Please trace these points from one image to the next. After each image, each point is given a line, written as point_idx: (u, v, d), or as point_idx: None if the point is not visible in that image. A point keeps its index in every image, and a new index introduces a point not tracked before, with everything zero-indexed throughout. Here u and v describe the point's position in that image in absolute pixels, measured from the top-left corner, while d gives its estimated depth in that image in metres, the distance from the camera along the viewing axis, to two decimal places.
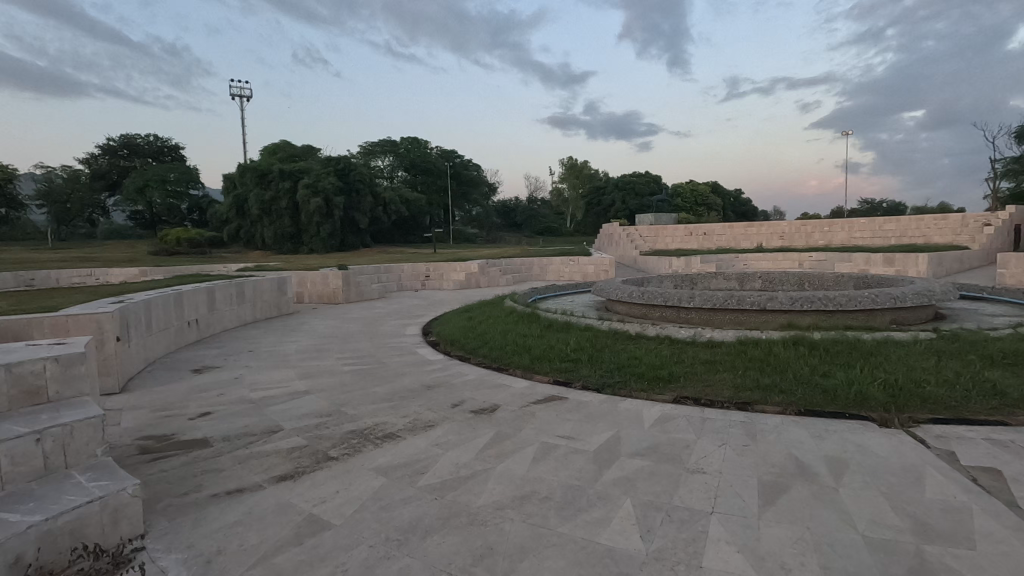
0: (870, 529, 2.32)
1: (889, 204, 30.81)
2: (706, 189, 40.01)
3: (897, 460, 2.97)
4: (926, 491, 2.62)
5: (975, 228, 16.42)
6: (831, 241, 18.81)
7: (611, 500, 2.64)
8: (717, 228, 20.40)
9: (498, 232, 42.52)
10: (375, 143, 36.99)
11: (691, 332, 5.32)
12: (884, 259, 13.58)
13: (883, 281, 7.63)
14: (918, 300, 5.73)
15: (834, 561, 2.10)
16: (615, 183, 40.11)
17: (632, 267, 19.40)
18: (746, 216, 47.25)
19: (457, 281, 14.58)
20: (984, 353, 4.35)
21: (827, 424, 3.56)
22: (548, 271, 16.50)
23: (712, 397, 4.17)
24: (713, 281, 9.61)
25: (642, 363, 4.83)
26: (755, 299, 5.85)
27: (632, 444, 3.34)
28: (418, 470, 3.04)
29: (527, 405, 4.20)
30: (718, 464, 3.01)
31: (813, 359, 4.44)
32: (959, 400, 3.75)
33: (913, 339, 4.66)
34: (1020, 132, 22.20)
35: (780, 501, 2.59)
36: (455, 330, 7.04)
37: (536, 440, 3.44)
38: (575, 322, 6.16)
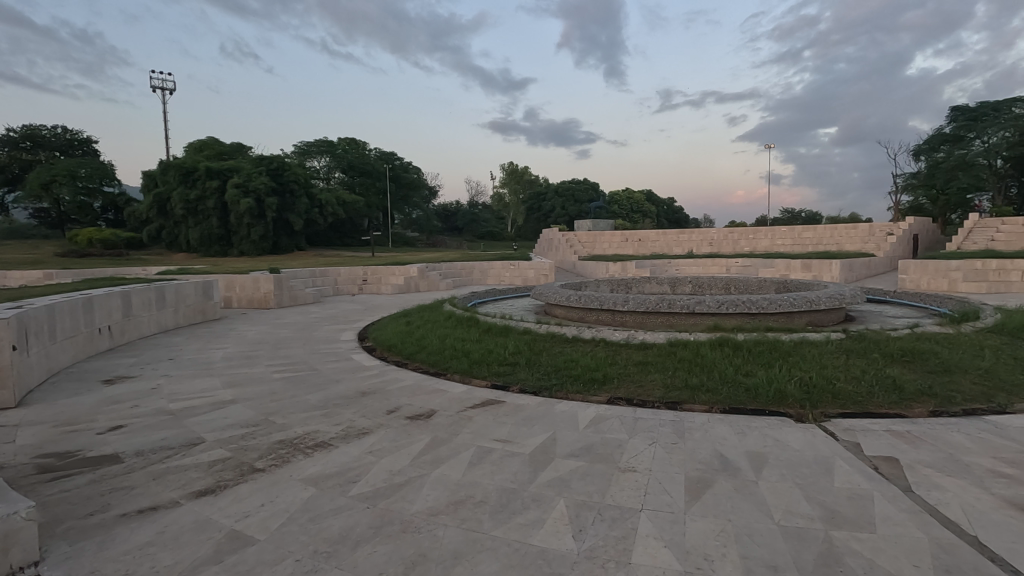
0: (785, 518, 2.47)
1: (807, 214, 33.01)
2: (642, 196, 41.51)
3: (810, 453, 3.18)
4: (836, 481, 2.82)
5: (880, 237, 17.90)
6: (755, 248, 19.90)
7: (545, 501, 2.67)
8: (651, 234, 21.10)
9: (438, 235, 42.15)
10: (310, 143, 35.65)
11: (625, 334, 5.48)
12: (802, 265, 14.56)
13: (800, 286, 8.16)
14: (831, 303, 6.17)
15: (753, 551, 2.21)
16: (555, 189, 40.77)
17: (571, 272, 19.74)
18: (678, 223, 49.35)
19: (396, 284, 14.36)
20: (887, 351, 4.74)
21: (749, 421, 3.77)
22: (489, 275, 16.56)
23: (644, 397, 4.31)
24: (647, 285, 9.96)
25: (578, 365, 4.93)
26: (685, 303, 6.10)
27: (566, 446, 3.39)
28: (350, 479, 2.95)
29: (464, 409, 4.18)
30: (649, 462, 3.11)
31: (737, 360, 4.69)
32: (864, 395, 4.07)
33: (825, 339, 5.00)
34: (916, 151, 24.40)
35: (704, 495, 2.70)
36: (392, 335, 6.91)
37: (472, 444, 3.44)
38: (513, 326, 6.19)
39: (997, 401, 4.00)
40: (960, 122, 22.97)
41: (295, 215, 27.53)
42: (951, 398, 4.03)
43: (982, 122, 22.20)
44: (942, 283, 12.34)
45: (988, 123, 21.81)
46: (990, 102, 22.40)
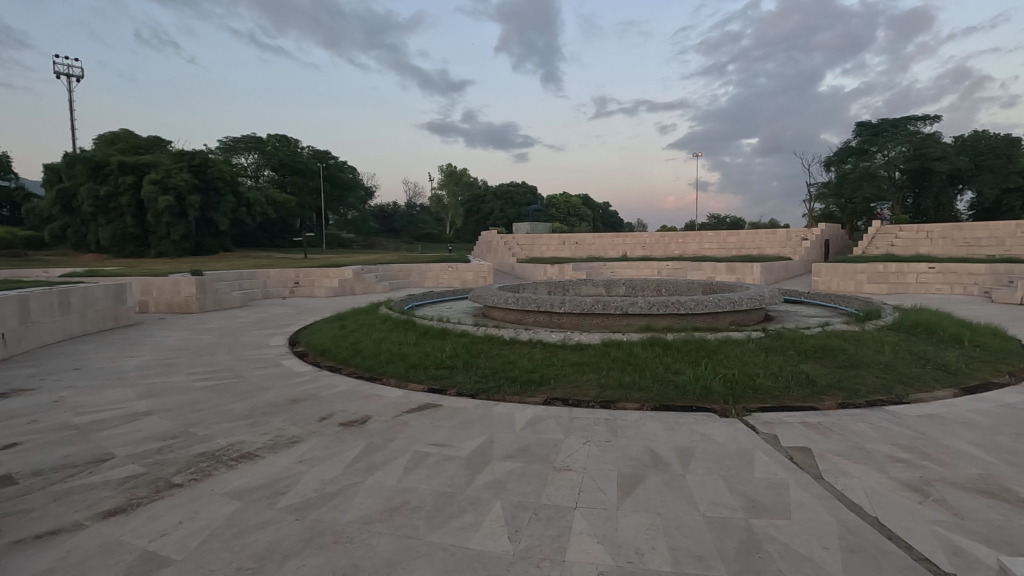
0: (710, 509, 2.59)
1: (731, 220, 34.91)
2: (578, 201, 42.45)
3: (733, 446, 3.35)
4: (756, 471, 2.99)
5: (796, 242, 19.19)
6: (685, 251, 20.81)
7: (482, 503, 2.67)
8: (588, 237, 21.60)
9: (375, 237, 41.27)
10: (237, 139, 33.85)
11: (561, 335, 5.57)
12: (727, 268, 15.38)
13: (724, 288, 8.61)
14: (753, 303, 6.56)
15: (681, 542, 2.30)
16: (493, 192, 40.72)
17: (509, 275, 19.84)
18: (613, 227, 50.84)
19: (330, 287, 13.91)
20: (801, 348, 5.08)
21: (678, 417, 3.93)
22: (427, 277, 16.38)
23: (580, 397, 4.40)
24: (583, 288, 10.20)
25: (516, 367, 4.96)
26: (618, 304, 6.28)
27: (504, 447, 3.41)
28: (278, 491, 2.82)
29: (400, 414, 4.10)
30: (583, 461, 3.17)
31: (666, 359, 4.88)
32: (781, 389, 4.35)
33: (747, 337, 5.30)
34: (828, 162, 26.36)
35: (636, 491, 2.79)
36: (325, 339, 6.68)
37: (408, 449, 3.39)
38: (451, 328, 6.17)
39: (894, 392, 4.39)
40: (864, 137, 25.03)
41: (220, 214, 26.08)
42: (856, 390, 4.38)
43: (883, 137, 24.26)
44: (850, 284, 13.41)
45: (888, 138, 23.88)
46: (889, 119, 24.51)
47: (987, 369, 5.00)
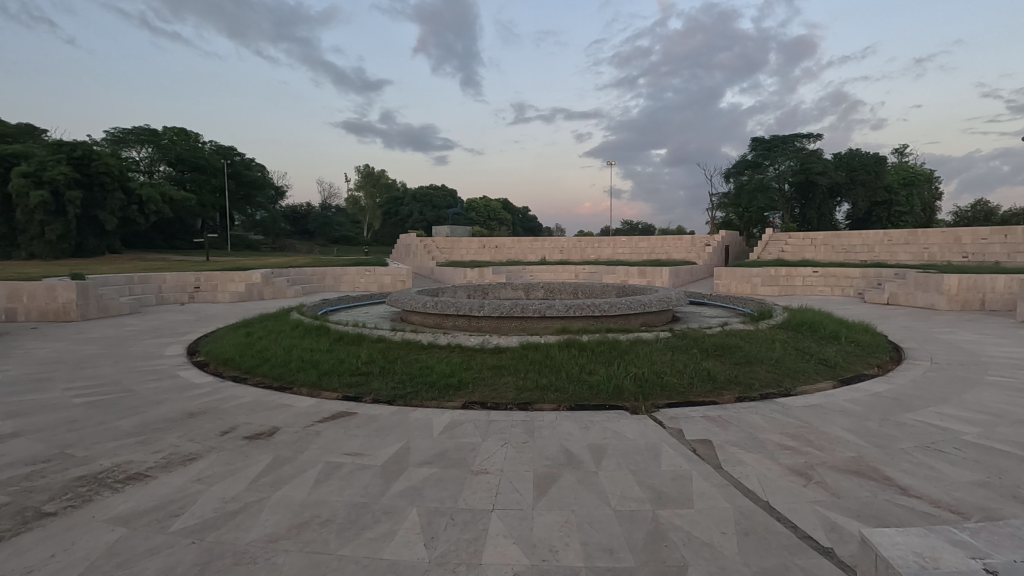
0: (620, 503, 2.70)
1: (643, 226, 36.64)
2: (498, 205, 42.79)
3: (642, 441, 3.52)
4: (662, 464, 3.16)
5: (700, 248, 20.51)
6: (600, 256, 21.56)
7: (396, 512, 2.61)
8: (507, 241, 21.81)
9: (286, 239, 39.26)
10: (127, 130, 30.90)
11: (479, 339, 5.59)
12: (639, 272, 16.11)
13: (636, 291, 9.03)
14: (661, 305, 6.92)
15: (593, 537, 2.38)
16: (412, 195, 39.88)
17: (429, 279, 19.61)
18: (532, 231, 51.72)
19: (235, 292, 13.04)
20: (703, 347, 5.43)
21: (592, 415, 4.07)
22: (342, 282, 15.81)
23: (498, 400, 4.43)
24: (502, 291, 10.28)
25: (433, 371, 4.91)
26: (536, 307, 6.40)
27: (420, 453, 3.36)
28: (172, 513, 2.61)
29: (312, 424, 3.93)
30: (500, 463, 3.20)
31: (581, 359, 5.04)
32: (686, 386, 4.63)
33: (656, 338, 5.59)
34: (728, 174, 28.40)
35: (551, 490, 2.86)
36: (229, 347, 6.25)
37: (319, 460, 3.25)
38: (367, 334, 6.00)
39: (783, 385, 4.81)
40: (758, 151, 27.16)
41: (106, 212, 23.67)
42: (751, 384, 4.75)
43: (774, 152, 26.47)
44: (746, 287, 14.50)
45: (779, 153, 26.10)
46: (779, 135, 26.78)
47: (860, 362, 5.61)
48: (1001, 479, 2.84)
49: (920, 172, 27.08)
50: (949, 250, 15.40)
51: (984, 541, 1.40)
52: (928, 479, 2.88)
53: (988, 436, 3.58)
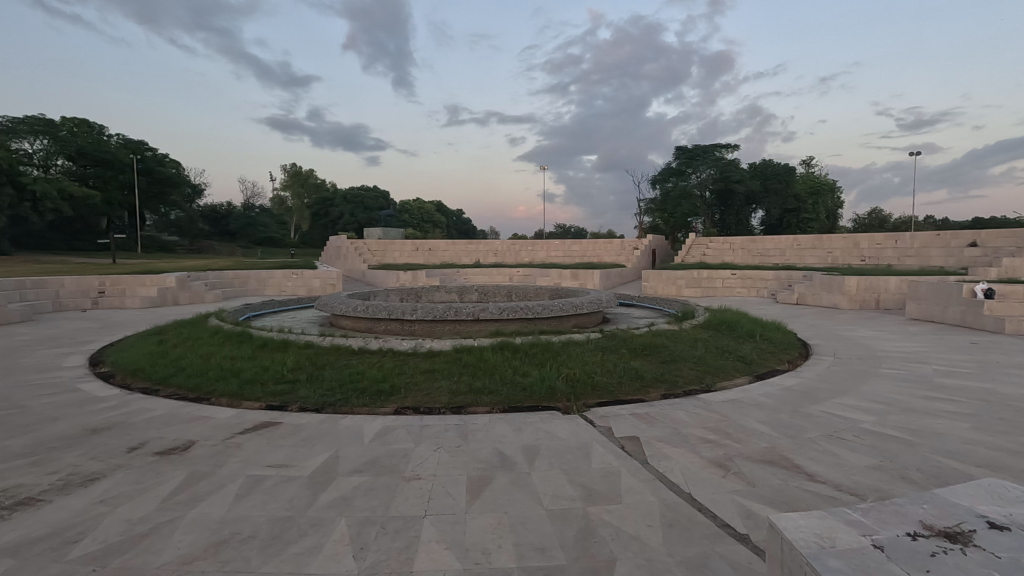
0: (552, 502, 2.74)
1: (576, 230, 37.49)
2: (432, 207, 42.38)
3: (573, 441, 3.59)
4: (592, 462, 3.25)
5: (629, 251, 21.28)
6: (534, 259, 21.82)
7: (324, 524, 2.52)
8: (441, 244, 21.61)
9: (205, 240, 36.97)
10: (18, 120, 28.01)
11: (412, 343, 5.51)
12: (571, 275, 16.45)
13: (568, 293, 9.22)
14: (592, 306, 7.09)
15: (525, 537, 2.40)
16: (343, 195, 38.61)
17: (360, 282, 19.09)
18: (467, 233, 51.62)
19: (146, 297, 12.12)
20: (632, 347, 5.62)
21: (526, 417, 4.11)
22: (267, 285, 15.10)
23: (431, 404, 4.38)
24: (437, 294, 10.18)
25: (364, 377, 4.78)
26: (470, 310, 6.40)
27: (350, 462, 3.26)
28: (70, 539, 2.38)
29: (232, 436, 3.71)
30: (433, 468, 3.17)
31: (515, 361, 5.08)
32: (616, 385, 4.77)
33: (587, 339, 5.73)
34: (654, 181, 29.62)
35: (484, 492, 2.86)
36: (138, 357, 5.80)
37: (240, 473, 3.09)
38: (293, 340, 5.75)
39: (705, 381, 5.07)
40: (682, 160, 28.51)
41: None
42: (676, 382, 4.97)
43: (697, 161, 27.87)
44: (671, 288, 15.17)
45: (701, 161, 27.51)
46: (701, 145, 28.22)
47: (773, 359, 6.01)
48: (893, 463, 3.13)
49: (824, 182, 29.42)
50: (849, 253, 16.81)
51: (873, 519, 1.53)
52: (831, 465, 3.13)
53: (881, 423, 3.94)
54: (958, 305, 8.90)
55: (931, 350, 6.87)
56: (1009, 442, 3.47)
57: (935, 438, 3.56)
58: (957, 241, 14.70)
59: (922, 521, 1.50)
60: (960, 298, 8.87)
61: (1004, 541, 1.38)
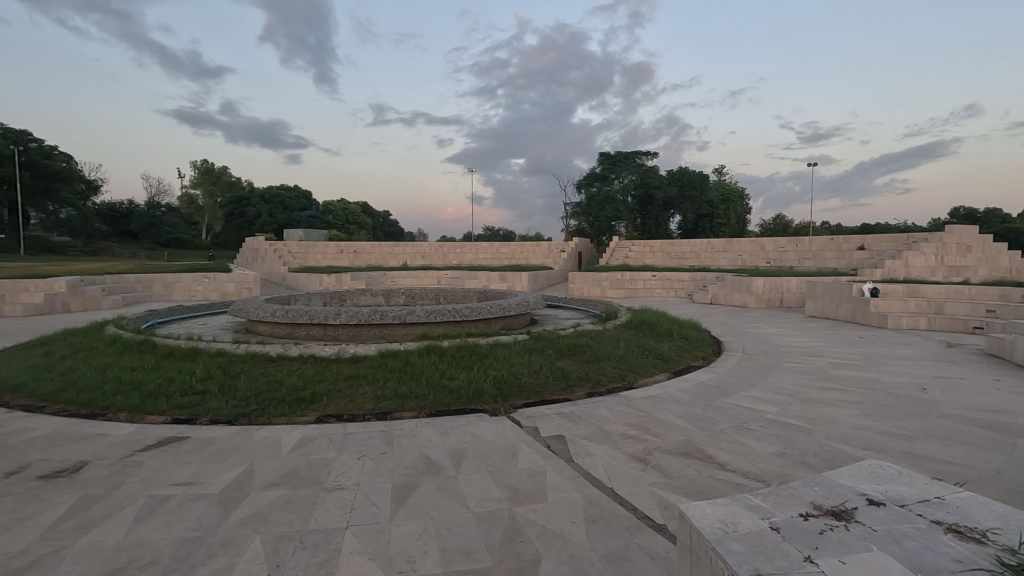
0: (479, 505, 2.73)
1: (504, 233, 37.81)
2: (356, 208, 41.12)
3: (500, 442, 3.61)
4: (519, 462, 3.28)
5: (556, 254, 21.71)
6: (462, 261, 21.74)
7: (237, 542, 2.38)
8: (367, 246, 21.05)
9: (102, 241, 33.79)
10: None
11: (335, 348, 5.33)
12: (499, 277, 16.55)
13: (497, 295, 9.25)
14: (519, 308, 7.16)
15: (451, 542, 2.38)
16: (260, 195, 36.61)
17: (280, 286, 18.19)
18: (394, 235, 50.68)
19: (30, 304, 10.88)
20: (558, 347, 5.72)
21: (453, 420, 4.08)
22: (175, 290, 14.04)
23: (355, 412, 4.24)
24: (361, 297, 9.89)
25: (283, 385, 4.56)
26: (396, 314, 6.27)
27: (265, 476, 3.09)
28: None
29: (131, 454, 3.41)
30: (356, 476, 3.07)
31: (442, 365, 5.04)
32: (542, 385, 4.84)
33: (515, 340, 5.79)
34: (579, 185, 30.41)
35: (409, 499, 2.80)
36: (18, 371, 5.19)
37: (141, 494, 2.85)
38: (203, 348, 5.39)
39: (627, 379, 5.27)
40: (605, 165, 29.45)
41: None
42: (600, 380, 5.13)
43: (619, 167, 28.95)
44: (596, 290, 15.63)
45: (623, 168, 28.58)
46: (623, 151, 29.29)
47: (689, 356, 6.34)
48: (793, 449, 3.39)
49: (734, 189, 31.46)
50: (756, 256, 18.06)
51: (771, 502, 1.65)
52: (740, 454, 3.34)
53: (784, 413, 4.26)
54: (848, 303, 9.79)
55: (826, 344, 7.51)
56: (891, 426, 3.86)
57: (830, 426, 3.89)
58: (848, 244, 16.17)
59: (813, 502, 1.63)
60: (850, 296, 9.76)
61: (880, 515, 1.53)
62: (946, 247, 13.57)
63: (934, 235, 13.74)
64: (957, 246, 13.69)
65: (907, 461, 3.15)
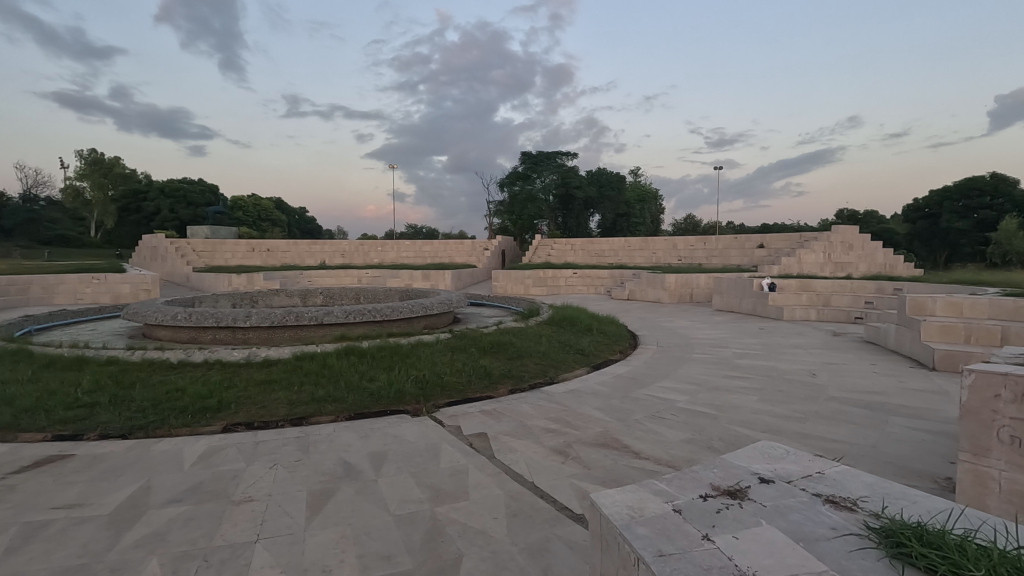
0: (399, 508, 2.69)
1: (427, 231, 37.35)
2: (269, 204, 38.90)
3: (421, 443, 3.56)
4: (441, 462, 3.25)
5: (480, 252, 21.79)
6: (384, 259, 21.24)
7: (131, 565, 2.19)
8: (281, 244, 20.03)
9: None
10: None
11: (244, 352, 5.04)
12: (423, 276, 16.34)
13: (420, 294, 9.14)
14: (442, 307, 7.10)
15: (369, 547, 2.33)
16: (159, 188, 33.69)
17: (183, 287, 16.87)
18: (311, 233, 48.60)
19: None
20: (481, 345, 5.74)
21: (372, 423, 3.98)
22: (58, 293, 12.67)
23: (267, 418, 4.03)
24: (275, 298, 9.41)
25: (186, 394, 4.25)
26: (312, 315, 6.03)
27: (164, 492, 2.86)
28: None
29: (1, 478, 3.03)
30: (268, 487, 2.92)
31: (361, 366, 4.90)
32: (465, 383, 4.84)
33: (437, 339, 5.74)
34: (502, 183, 30.65)
35: (326, 506, 2.71)
36: None
37: (13, 522, 2.54)
38: (91, 357, 4.90)
39: (549, 374, 5.38)
40: (527, 165, 29.87)
41: None
42: (522, 376, 5.20)
43: (541, 166, 29.47)
44: (520, 287, 15.82)
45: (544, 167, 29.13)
46: (545, 151, 29.86)
47: (607, 350, 6.58)
48: (700, 435, 3.62)
49: (649, 190, 33.02)
50: (669, 254, 19.06)
51: (674, 486, 1.75)
52: (654, 442, 3.52)
53: (693, 401, 4.54)
54: (751, 297, 10.57)
55: (731, 336, 8.07)
56: (786, 410, 4.21)
57: (734, 411, 4.19)
58: (750, 243, 17.45)
59: (712, 483, 1.75)
60: (752, 291, 10.54)
61: (769, 492, 1.67)
62: (832, 246, 15.00)
63: (823, 235, 15.14)
64: (842, 244, 15.17)
65: (799, 441, 3.45)
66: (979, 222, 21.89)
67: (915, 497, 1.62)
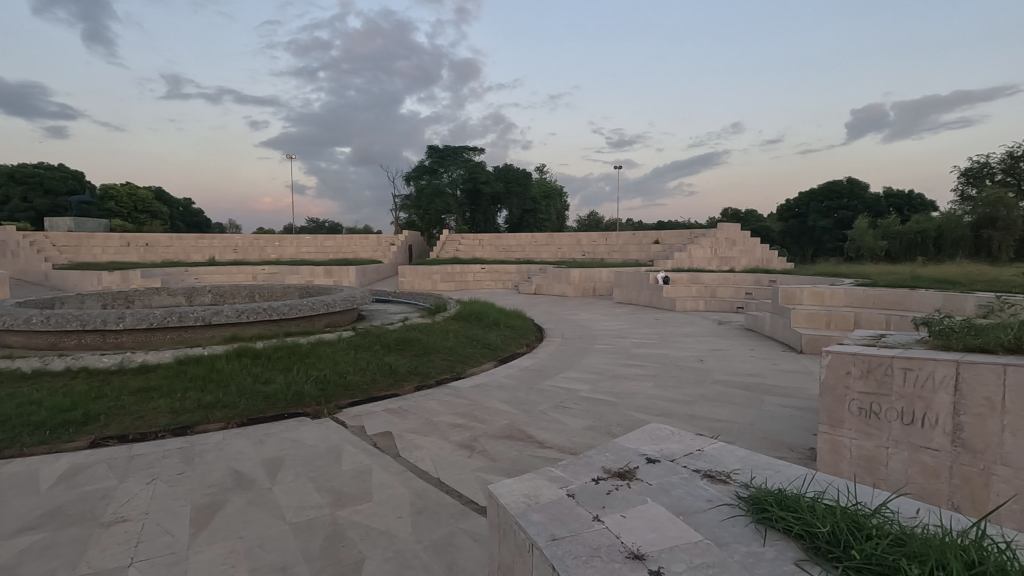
0: (296, 514, 2.56)
1: (330, 225, 35.76)
2: (147, 195, 35.19)
3: (322, 445, 3.42)
4: (343, 464, 3.14)
5: (385, 247, 21.26)
6: (282, 254, 20.05)
7: None
8: (162, 238, 18.24)
9: None
10: None
11: (117, 358, 4.55)
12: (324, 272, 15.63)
13: (321, 291, 8.73)
14: (345, 304, 6.82)
15: (262, 559, 2.19)
16: (8, 172, 29.25)
17: (41, 286, 14.85)
18: (197, 225, 44.74)
19: None
20: (385, 343, 5.60)
21: (268, 428, 3.75)
22: None
23: (144, 429, 3.66)
24: (155, 298, 8.56)
25: (42, 408, 3.75)
26: (199, 314, 5.56)
27: (15, 520, 2.51)
28: None
29: None
30: (145, 504, 2.66)
31: (255, 368, 4.60)
32: (369, 382, 4.69)
33: (339, 338, 5.53)
34: (409, 177, 30.04)
35: (213, 520, 2.52)
36: None
37: None
38: None
39: (455, 369, 5.36)
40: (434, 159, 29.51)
41: None
42: (428, 373, 5.14)
43: (447, 160, 29.25)
44: (427, 283, 15.61)
45: (451, 161, 28.94)
46: (451, 146, 29.67)
47: (514, 344, 6.67)
48: (601, 422, 3.78)
49: (554, 188, 33.90)
50: (573, 249, 19.72)
51: (570, 472, 1.81)
52: (557, 430, 3.64)
53: (594, 390, 4.74)
54: (647, 290, 11.21)
55: (630, 326, 8.52)
56: (678, 394, 4.52)
57: (631, 398, 4.43)
58: (646, 238, 18.49)
59: (604, 467, 1.83)
60: (648, 284, 11.17)
61: (656, 471, 1.78)
62: (718, 241, 16.28)
63: (710, 232, 16.40)
64: (726, 240, 16.51)
65: (688, 422, 3.72)
66: (838, 221, 24.88)
67: (779, 466, 1.81)
